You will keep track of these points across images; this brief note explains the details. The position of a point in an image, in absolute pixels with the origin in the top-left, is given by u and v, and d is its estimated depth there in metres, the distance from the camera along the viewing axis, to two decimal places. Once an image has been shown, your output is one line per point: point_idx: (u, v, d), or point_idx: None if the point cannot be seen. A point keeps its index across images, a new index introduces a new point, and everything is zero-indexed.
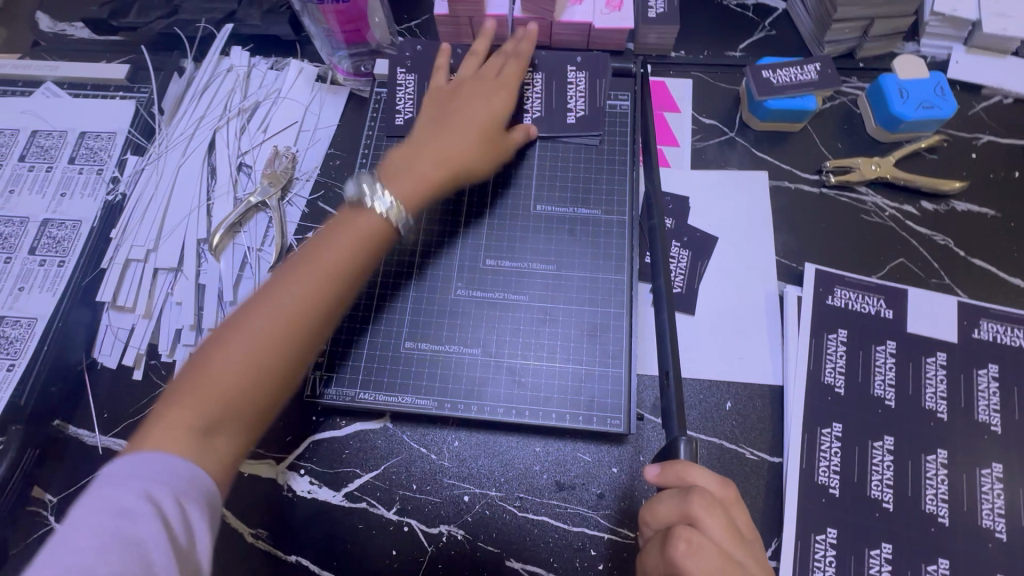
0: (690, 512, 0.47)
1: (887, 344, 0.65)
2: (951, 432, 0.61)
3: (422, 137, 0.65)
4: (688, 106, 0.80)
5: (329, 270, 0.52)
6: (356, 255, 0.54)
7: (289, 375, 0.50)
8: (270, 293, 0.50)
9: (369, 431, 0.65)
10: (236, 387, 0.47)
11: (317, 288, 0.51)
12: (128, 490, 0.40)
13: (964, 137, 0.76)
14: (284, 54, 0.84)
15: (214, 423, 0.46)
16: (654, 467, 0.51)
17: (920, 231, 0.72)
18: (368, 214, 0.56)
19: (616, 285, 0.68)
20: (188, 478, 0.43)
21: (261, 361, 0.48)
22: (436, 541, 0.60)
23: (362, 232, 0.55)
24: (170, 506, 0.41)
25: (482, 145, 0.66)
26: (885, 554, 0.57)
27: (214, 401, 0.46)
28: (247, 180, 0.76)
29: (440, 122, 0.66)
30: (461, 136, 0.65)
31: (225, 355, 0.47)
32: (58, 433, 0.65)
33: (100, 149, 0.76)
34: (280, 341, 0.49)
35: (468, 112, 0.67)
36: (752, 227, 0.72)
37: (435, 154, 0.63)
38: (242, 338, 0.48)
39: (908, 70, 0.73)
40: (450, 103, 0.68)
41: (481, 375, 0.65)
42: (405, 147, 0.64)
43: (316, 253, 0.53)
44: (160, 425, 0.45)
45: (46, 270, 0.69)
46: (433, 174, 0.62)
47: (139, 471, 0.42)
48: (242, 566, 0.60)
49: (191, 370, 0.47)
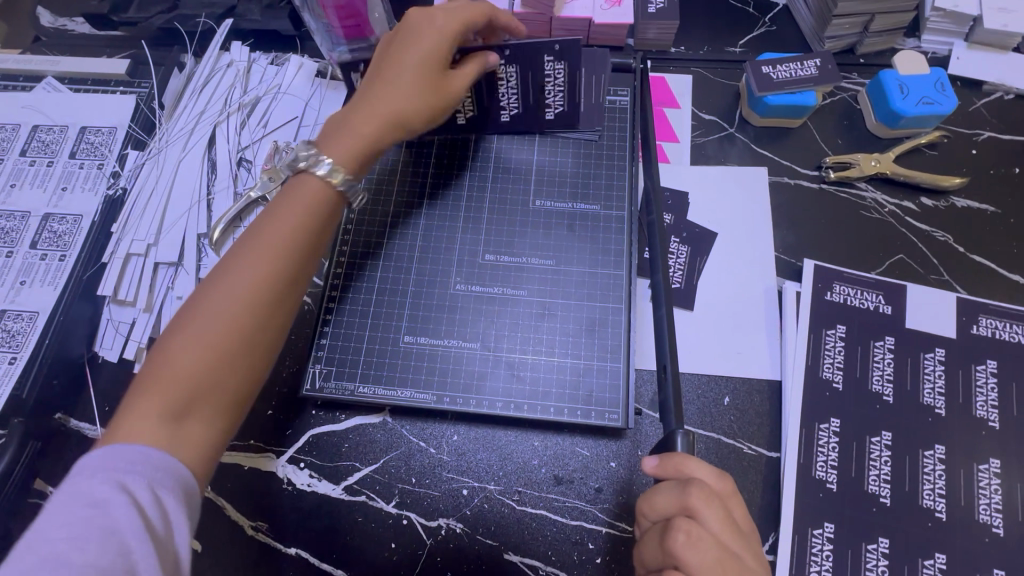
0: (688, 504, 0.47)
1: (886, 340, 0.65)
2: (949, 428, 0.61)
3: (359, 92, 0.60)
4: (688, 102, 0.80)
5: (271, 244, 0.51)
6: (299, 225, 0.52)
7: (249, 351, 0.48)
8: (216, 274, 0.49)
9: (368, 425, 0.65)
10: (195, 368, 0.46)
11: (260, 261, 0.50)
12: (98, 481, 0.41)
13: (965, 133, 0.76)
14: (284, 49, 0.84)
15: (177, 405, 0.45)
16: (653, 458, 0.50)
17: (920, 227, 0.72)
18: (310, 183, 0.54)
19: (615, 280, 0.68)
20: (160, 465, 0.43)
21: (215, 340, 0.47)
22: (435, 534, 0.61)
23: (306, 203, 0.53)
24: (145, 497, 0.41)
25: (420, 94, 0.59)
26: (882, 548, 0.57)
27: (185, 385, 0.45)
28: (247, 175, 0.75)
29: (375, 72, 0.60)
30: (394, 86, 0.59)
31: (179, 340, 0.46)
32: (61, 427, 0.65)
33: (100, 143, 0.76)
34: (232, 318, 0.48)
35: (399, 57, 0.60)
36: (753, 223, 0.72)
37: (365, 110, 0.58)
38: (193, 321, 0.47)
39: (908, 65, 0.73)
40: (389, 49, 0.62)
41: (480, 369, 0.65)
42: (343, 105, 0.60)
43: (270, 229, 0.52)
44: (132, 415, 0.44)
45: (47, 264, 0.69)
46: (364, 129, 0.57)
47: (110, 460, 0.42)
48: (242, 558, 0.61)
49: (150, 359, 0.47)
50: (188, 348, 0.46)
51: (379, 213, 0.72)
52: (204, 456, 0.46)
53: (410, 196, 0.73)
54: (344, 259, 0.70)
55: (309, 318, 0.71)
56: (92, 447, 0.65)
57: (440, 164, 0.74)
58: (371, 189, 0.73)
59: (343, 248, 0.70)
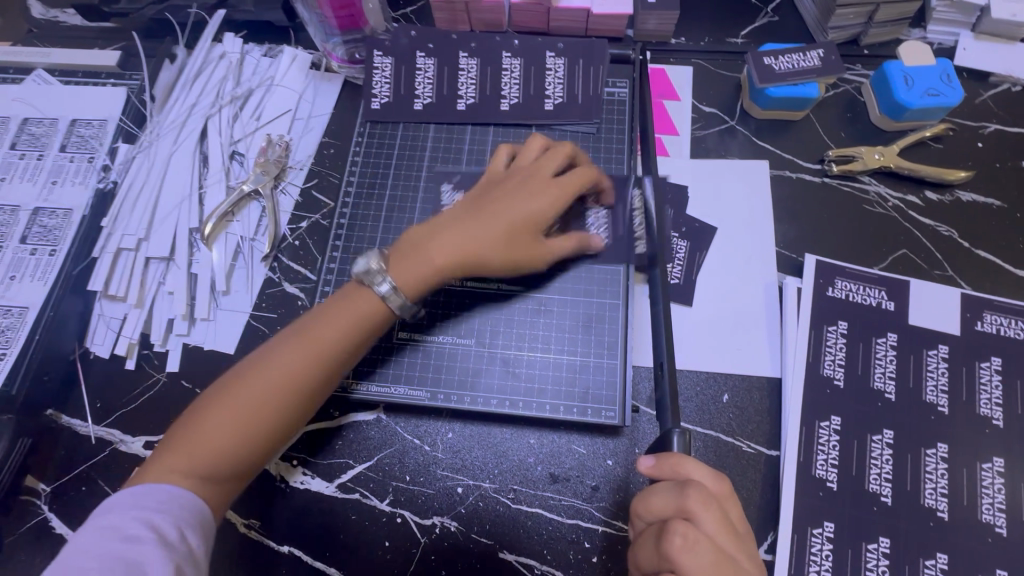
0: (685, 507, 0.46)
1: (888, 336, 0.64)
2: (952, 426, 0.60)
3: (452, 219, 0.60)
4: (688, 94, 0.78)
5: (316, 344, 0.54)
6: (346, 330, 0.55)
7: (274, 432, 0.53)
8: (262, 360, 0.53)
9: (362, 422, 0.64)
10: (223, 440, 0.51)
11: (304, 362, 0.53)
12: (131, 519, 0.46)
13: (970, 126, 0.75)
14: (278, 40, 0.83)
15: (201, 468, 0.50)
16: (648, 459, 0.49)
17: (923, 222, 0.70)
18: (365, 293, 0.57)
19: (612, 275, 0.67)
20: (188, 507, 0.49)
21: (247, 419, 0.51)
22: (429, 533, 0.60)
23: (357, 308, 0.56)
24: (171, 534, 0.46)
25: (509, 248, 0.59)
26: (882, 548, 0.56)
27: (210, 450, 0.51)
28: (240, 169, 0.75)
29: (475, 210, 0.60)
30: (493, 227, 0.59)
31: (216, 411, 0.51)
32: (52, 423, 0.65)
33: (91, 136, 0.75)
34: (265, 404, 0.52)
35: (507, 207, 0.60)
36: (753, 217, 0.71)
37: (452, 244, 0.58)
38: (231, 399, 0.52)
39: (913, 57, 0.71)
40: (492, 192, 0.62)
41: (474, 366, 0.64)
42: (430, 223, 0.61)
43: (325, 321, 0.55)
44: (164, 461, 0.50)
45: (37, 258, 0.68)
46: (440, 263, 0.58)
47: (138, 499, 0.48)
48: (234, 557, 0.60)
49: (190, 415, 0.52)
50: (221, 421, 0.51)
51: (374, 205, 0.72)
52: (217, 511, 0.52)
53: (406, 191, 0.72)
54: (338, 252, 0.70)
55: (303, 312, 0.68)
56: (83, 443, 0.64)
57: (435, 157, 0.73)
58: (366, 182, 0.73)
59: (338, 236, 0.70)
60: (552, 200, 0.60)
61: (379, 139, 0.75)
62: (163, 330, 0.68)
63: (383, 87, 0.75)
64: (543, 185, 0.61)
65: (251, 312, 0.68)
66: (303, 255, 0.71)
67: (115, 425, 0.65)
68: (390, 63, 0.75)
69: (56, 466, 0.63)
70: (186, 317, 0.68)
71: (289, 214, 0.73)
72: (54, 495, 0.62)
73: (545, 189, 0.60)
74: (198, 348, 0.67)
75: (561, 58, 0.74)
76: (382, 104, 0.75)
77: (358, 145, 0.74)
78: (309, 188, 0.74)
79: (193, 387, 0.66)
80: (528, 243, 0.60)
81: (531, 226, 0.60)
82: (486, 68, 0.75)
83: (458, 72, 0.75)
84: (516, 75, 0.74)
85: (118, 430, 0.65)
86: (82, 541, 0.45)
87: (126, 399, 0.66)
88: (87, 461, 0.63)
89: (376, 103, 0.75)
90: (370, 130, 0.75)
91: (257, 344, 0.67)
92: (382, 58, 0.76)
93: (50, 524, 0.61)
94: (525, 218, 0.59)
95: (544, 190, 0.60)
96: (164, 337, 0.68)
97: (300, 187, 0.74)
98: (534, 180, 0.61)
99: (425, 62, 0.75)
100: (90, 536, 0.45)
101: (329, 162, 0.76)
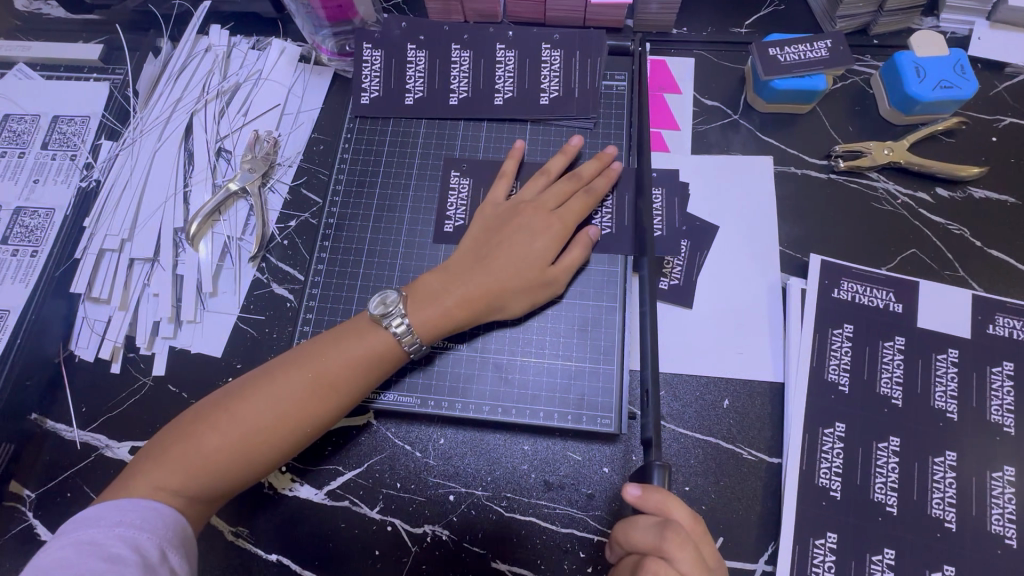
0: (662, 547, 0.45)
1: (895, 340, 0.62)
2: (961, 433, 0.58)
3: (463, 265, 0.61)
4: (690, 87, 0.75)
5: (325, 380, 0.54)
6: (356, 370, 0.55)
7: (271, 460, 0.52)
8: (269, 387, 0.53)
9: (351, 428, 0.62)
10: (220, 463, 0.50)
11: (312, 398, 0.53)
12: (114, 537, 0.45)
13: (984, 119, 0.72)
14: (266, 32, 0.81)
15: (193, 486, 0.50)
16: (635, 488, 0.47)
17: (934, 219, 0.68)
18: (378, 333, 0.56)
19: (609, 276, 0.65)
20: (173, 527, 0.48)
21: (246, 446, 0.51)
22: (420, 542, 0.58)
23: (369, 348, 0.56)
24: (154, 556, 0.45)
25: (522, 287, 0.60)
26: (887, 559, 0.54)
27: (199, 467, 0.50)
28: (227, 166, 0.73)
29: (482, 254, 0.61)
30: (504, 270, 0.60)
31: (216, 432, 0.51)
32: (36, 428, 0.63)
33: (73, 133, 0.74)
34: (266, 432, 0.51)
35: (514, 249, 0.61)
36: (757, 215, 0.69)
37: (468, 289, 0.59)
38: (233, 422, 0.51)
39: (926, 46, 0.68)
40: (496, 232, 0.63)
41: (466, 372, 0.62)
42: (441, 270, 0.61)
43: (333, 351, 0.55)
44: (149, 471, 0.49)
45: (19, 259, 0.67)
46: (458, 311, 0.58)
47: (122, 512, 0.47)
48: (220, 565, 0.58)
49: (185, 428, 0.51)
50: (218, 444, 0.50)
51: (364, 204, 0.70)
52: (197, 528, 0.51)
53: (396, 189, 0.70)
54: (327, 252, 0.68)
55: (291, 314, 0.66)
56: (66, 448, 0.63)
57: (426, 154, 0.71)
58: (355, 180, 0.71)
59: (326, 235, 0.68)
60: (555, 236, 0.62)
61: (369, 135, 0.72)
62: (148, 333, 0.66)
63: (373, 81, 0.73)
64: (543, 220, 0.62)
65: (239, 314, 0.67)
66: (292, 255, 0.69)
67: (100, 430, 0.63)
68: (380, 56, 0.73)
69: (39, 470, 0.62)
70: (172, 319, 0.66)
71: (277, 213, 0.71)
72: (38, 501, 0.60)
73: (546, 225, 0.62)
74: (185, 350, 0.66)
75: (557, 50, 0.72)
76: (371, 99, 0.73)
77: (347, 143, 0.72)
78: (297, 186, 0.72)
79: (179, 391, 0.64)
80: (539, 278, 0.61)
81: (538, 262, 0.61)
82: (479, 60, 0.72)
83: (451, 65, 0.72)
84: (510, 68, 0.72)
85: (103, 435, 0.63)
86: (62, 557, 0.43)
87: (111, 403, 0.64)
88: (73, 467, 0.62)
89: (365, 99, 0.73)
90: (360, 125, 0.73)
91: (245, 347, 0.65)
92: (371, 51, 0.73)
93: (33, 530, 0.60)
94: (532, 258, 0.61)
95: (545, 225, 0.62)
96: (150, 339, 0.66)
97: (289, 184, 0.72)
98: (534, 216, 0.63)
99: (416, 55, 0.73)
100: (71, 551, 0.43)
101: (318, 159, 0.73)
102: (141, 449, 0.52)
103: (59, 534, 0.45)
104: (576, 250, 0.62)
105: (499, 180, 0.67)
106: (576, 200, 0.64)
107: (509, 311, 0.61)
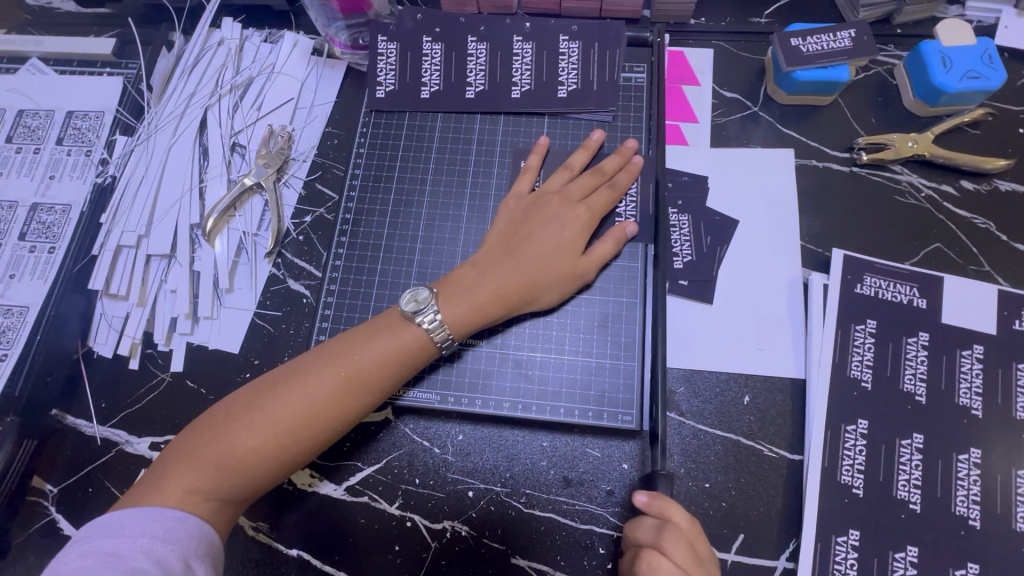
0: (656, 542, 0.48)
1: (919, 336, 0.61)
2: (986, 429, 0.57)
3: (491, 259, 0.60)
4: (709, 79, 0.74)
5: (357, 379, 0.53)
6: (387, 369, 0.55)
7: (300, 459, 0.53)
8: (299, 386, 0.52)
9: (371, 424, 0.62)
10: (251, 463, 0.51)
11: (344, 397, 0.53)
12: (137, 548, 0.45)
13: (1010, 110, 0.70)
14: (278, 25, 0.80)
15: (225, 488, 0.50)
16: (642, 493, 0.51)
17: (959, 214, 0.67)
18: (409, 330, 0.56)
19: (629, 272, 0.64)
20: (198, 537, 0.48)
21: (277, 447, 0.51)
22: (440, 537, 0.58)
23: (400, 345, 0.55)
24: (176, 566, 0.45)
25: (555, 278, 0.60)
26: (910, 557, 0.54)
27: (231, 466, 0.50)
28: (241, 161, 0.72)
29: (510, 247, 0.61)
30: (536, 264, 0.59)
31: (246, 434, 0.51)
32: (57, 424, 0.63)
33: (88, 129, 0.74)
34: (298, 433, 0.52)
35: (542, 241, 0.60)
36: (777, 210, 0.68)
37: (499, 283, 0.58)
38: (264, 422, 0.51)
39: (952, 34, 0.67)
40: (522, 226, 0.62)
41: (486, 368, 0.62)
42: (468, 265, 0.60)
43: (362, 348, 0.55)
44: (181, 471, 0.50)
45: (36, 256, 0.67)
46: (488, 306, 0.58)
47: (146, 521, 0.47)
48: (242, 558, 0.59)
49: (215, 428, 0.51)
50: (250, 444, 0.50)
51: (381, 198, 0.69)
52: (227, 529, 0.52)
53: (413, 183, 0.70)
54: (344, 248, 0.67)
55: (308, 310, 0.66)
56: (88, 444, 0.63)
57: (443, 147, 0.71)
58: (372, 174, 0.70)
59: (343, 231, 0.68)
60: (583, 226, 0.61)
61: (385, 129, 0.72)
62: (166, 329, 0.66)
63: (387, 74, 0.72)
64: (570, 211, 0.62)
65: (256, 310, 0.67)
66: (307, 251, 0.69)
67: (120, 426, 0.63)
68: (395, 49, 0.72)
69: (61, 466, 0.62)
70: (189, 315, 0.66)
71: (292, 208, 0.71)
72: (59, 497, 0.61)
73: (574, 216, 0.62)
74: (203, 346, 0.66)
75: (575, 42, 0.70)
76: (387, 92, 0.72)
77: (362, 138, 0.72)
78: (313, 180, 0.71)
79: (198, 388, 0.64)
80: (571, 270, 0.60)
81: (568, 254, 0.60)
82: (496, 53, 0.71)
83: (467, 57, 0.72)
84: (527, 61, 0.71)
85: (123, 430, 0.63)
86: (85, 566, 0.44)
87: (131, 400, 0.64)
88: (93, 462, 0.62)
89: (381, 92, 0.72)
90: (376, 119, 0.72)
91: (263, 343, 0.65)
92: (386, 44, 0.72)
93: (54, 525, 0.60)
94: (562, 248, 0.60)
95: (572, 215, 0.62)
96: (168, 336, 0.66)
97: (304, 179, 0.72)
98: (560, 207, 0.62)
99: (431, 48, 0.72)
100: (93, 561, 0.44)
101: (332, 154, 0.73)
102: (168, 448, 0.52)
103: (81, 540, 0.46)
104: (607, 244, 0.62)
105: (523, 173, 0.66)
106: (601, 193, 0.63)
107: (543, 302, 0.61)
